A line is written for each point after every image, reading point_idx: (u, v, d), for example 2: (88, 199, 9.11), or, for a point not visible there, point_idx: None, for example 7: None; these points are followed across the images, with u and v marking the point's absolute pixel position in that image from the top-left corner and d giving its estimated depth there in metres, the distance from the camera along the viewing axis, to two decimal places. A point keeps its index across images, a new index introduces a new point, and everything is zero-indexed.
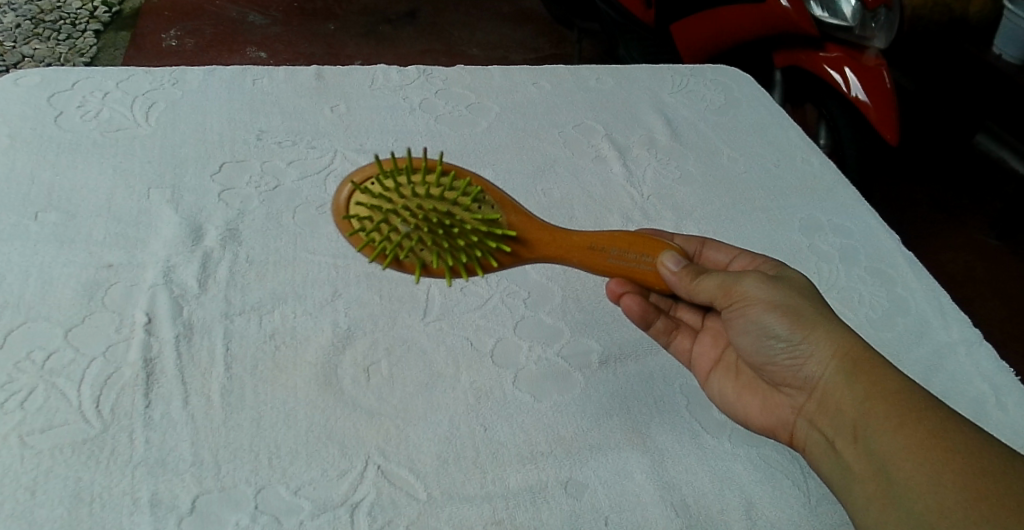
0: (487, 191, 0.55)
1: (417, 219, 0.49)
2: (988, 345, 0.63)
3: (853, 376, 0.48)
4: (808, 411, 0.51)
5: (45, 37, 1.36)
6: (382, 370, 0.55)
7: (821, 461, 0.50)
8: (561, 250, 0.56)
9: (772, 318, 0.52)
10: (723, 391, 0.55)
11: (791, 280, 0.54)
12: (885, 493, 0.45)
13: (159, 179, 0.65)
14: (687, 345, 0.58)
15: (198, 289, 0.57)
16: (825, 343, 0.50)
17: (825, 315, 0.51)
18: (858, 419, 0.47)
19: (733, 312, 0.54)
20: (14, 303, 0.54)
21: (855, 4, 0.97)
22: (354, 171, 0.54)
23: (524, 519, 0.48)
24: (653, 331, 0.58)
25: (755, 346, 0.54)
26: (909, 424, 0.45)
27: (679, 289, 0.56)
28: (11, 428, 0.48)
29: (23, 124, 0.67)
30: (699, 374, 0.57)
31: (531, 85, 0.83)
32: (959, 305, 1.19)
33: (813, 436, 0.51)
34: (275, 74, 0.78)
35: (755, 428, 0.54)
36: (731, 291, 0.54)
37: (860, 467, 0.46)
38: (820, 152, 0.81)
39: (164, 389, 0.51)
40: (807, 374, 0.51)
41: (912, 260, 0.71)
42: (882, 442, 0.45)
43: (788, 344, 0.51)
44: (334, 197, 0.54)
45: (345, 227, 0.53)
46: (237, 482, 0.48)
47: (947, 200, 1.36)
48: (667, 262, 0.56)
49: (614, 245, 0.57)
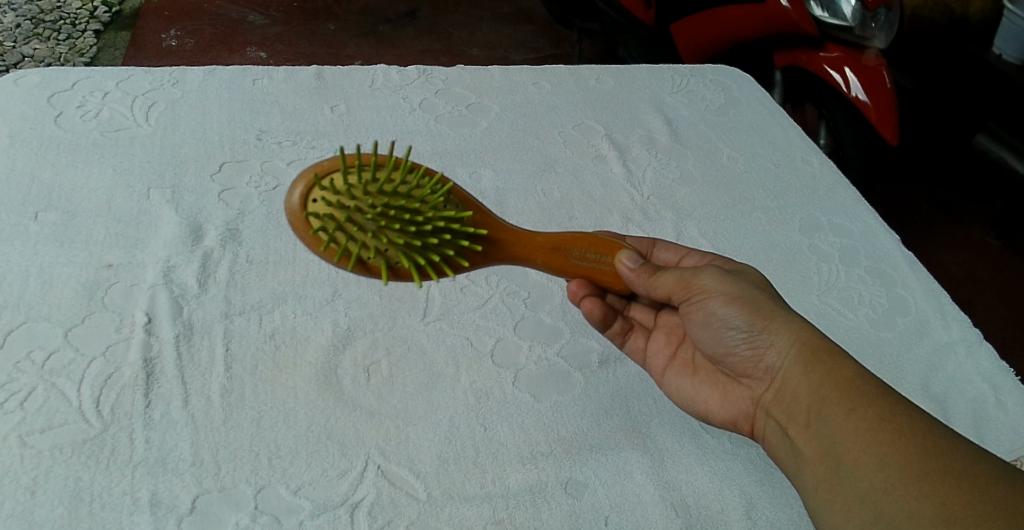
0: (453, 191, 0.54)
1: (384, 216, 0.47)
2: (988, 345, 0.63)
3: (809, 364, 0.48)
4: (766, 402, 0.51)
5: (45, 37, 1.36)
6: (382, 370, 0.55)
7: (779, 450, 0.49)
8: (526, 252, 0.56)
9: (730, 309, 0.52)
10: (683, 386, 0.55)
11: (746, 273, 0.55)
12: (834, 474, 0.44)
13: (160, 179, 0.65)
14: (642, 344, 0.58)
15: (199, 289, 0.57)
16: (785, 334, 0.50)
17: (781, 306, 0.52)
18: (811, 405, 0.47)
19: (692, 305, 0.54)
20: (14, 302, 0.54)
21: (855, 4, 0.97)
22: (309, 167, 0.51)
23: (524, 519, 0.48)
24: (610, 331, 0.58)
25: (714, 338, 0.54)
26: (862, 408, 0.45)
27: (638, 286, 0.56)
28: (11, 428, 0.48)
29: (24, 124, 0.67)
30: (657, 372, 0.57)
31: (532, 85, 0.83)
32: (960, 305, 1.19)
33: (770, 425, 0.50)
34: (275, 74, 0.78)
35: (717, 422, 0.54)
36: (689, 285, 0.54)
37: (811, 451, 0.46)
38: (819, 152, 0.81)
39: (165, 389, 0.51)
40: (768, 365, 0.51)
41: (912, 260, 0.71)
42: (833, 425, 0.45)
43: (748, 335, 0.51)
44: (286, 196, 0.51)
45: (300, 229, 0.50)
46: (237, 482, 0.48)
47: (946, 200, 1.36)
48: (625, 260, 0.56)
49: (575, 245, 0.56)
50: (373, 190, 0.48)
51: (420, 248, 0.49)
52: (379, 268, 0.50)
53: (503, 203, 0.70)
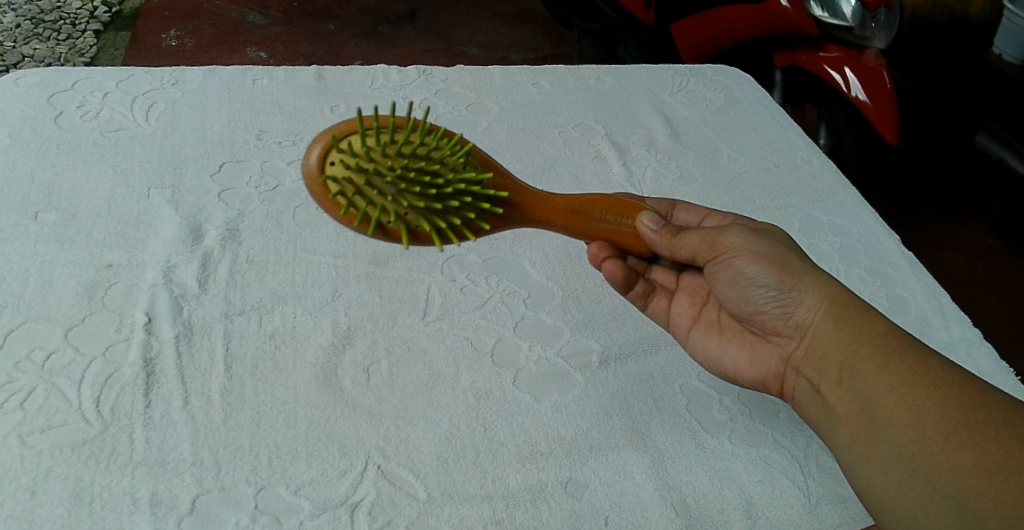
0: (472, 152, 0.53)
1: (403, 179, 0.47)
2: (988, 345, 0.63)
3: (839, 320, 0.50)
4: (795, 359, 0.53)
5: (45, 37, 1.36)
6: (382, 370, 0.55)
7: (808, 406, 0.51)
8: (547, 214, 0.55)
9: (757, 268, 0.53)
10: (709, 346, 0.58)
11: (771, 232, 0.56)
12: (868, 429, 0.46)
13: (159, 179, 0.65)
14: (664, 305, 0.61)
15: (199, 289, 0.57)
16: (813, 291, 0.51)
17: (807, 263, 0.53)
18: (842, 361, 0.49)
19: (718, 264, 0.56)
20: (14, 302, 0.54)
21: (855, 4, 0.98)
22: (326, 131, 0.51)
23: (524, 519, 0.48)
24: (633, 294, 0.60)
25: (741, 297, 0.55)
26: (894, 362, 0.46)
27: (660, 247, 0.57)
28: (11, 428, 0.48)
29: (24, 124, 0.67)
30: (681, 333, 0.59)
31: (532, 85, 0.83)
32: (960, 305, 1.19)
33: (799, 382, 0.52)
34: (275, 74, 0.78)
35: (744, 381, 0.56)
36: (715, 243, 0.55)
37: (843, 407, 0.48)
38: (819, 151, 0.81)
39: (164, 389, 0.51)
40: (797, 322, 0.52)
41: (912, 260, 0.71)
42: (866, 381, 0.47)
43: (775, 293, 0.53)
44: (303, 159, 0.51)
45: (318, 191, 0.50)
46: (237, 482, 0.48)
47: (946, 200, 1.37)
48: (647, 221, 0.56)
49: (596, 208, 0.56)
50: (392, 152, 0.48)
51: (441, 212, 0.49)
52: (399, 233, 0.49)
53: None
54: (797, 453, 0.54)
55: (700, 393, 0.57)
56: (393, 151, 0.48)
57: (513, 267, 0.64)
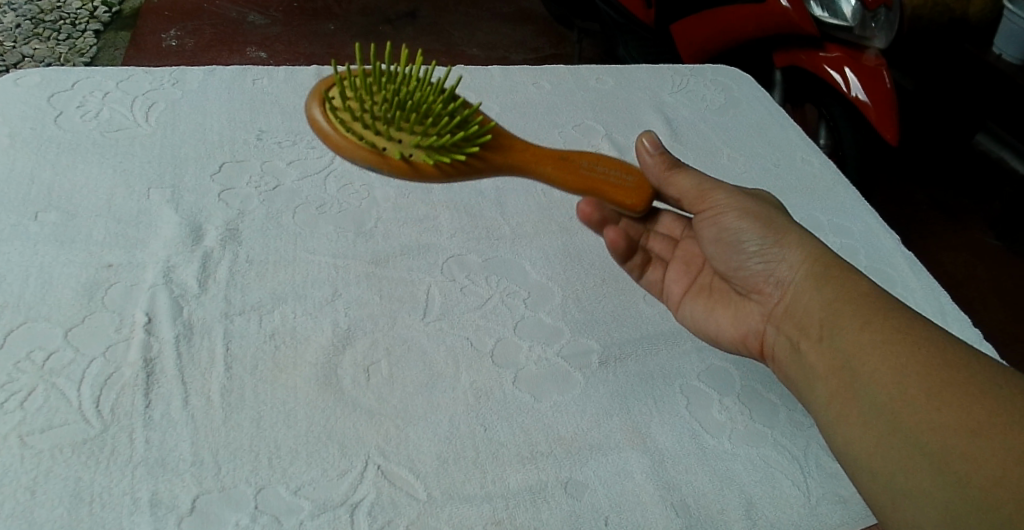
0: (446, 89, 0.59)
1: (394, 101, 0.53)
2: (988, 346, 0.64)
3: (847, 322, 0.51)
4: (776, 317, 0.56)
5: (44, 37, 1.36)
6: (382, 370, 0.55)
7: (789, 367, 0.54)
8: (534, 161, 0.59)
9: (745, 223, 0.58)
10: (698, 311, 0.61)
11: (761, 196, 0.61)
12: (881, 433, 0.47)
13: (159, 179, 0.65)
14: (659, 275, 0.64)
15: (199, 289, 0.57)
16: (796, 248, 0.56)
17: (790, 221, 0.58)
18: (847, 364, 0.50)
19: (704, 217, 0.60)
20: (14, 302, 0.54)
21: (855, 4, 0.98)
22: (313, 90, 0.58)
23: (524, 519, 0.48)
24: (630, 265, 0.63)
25: (730, 253, 0.59)
26: (906, 363, 0.48)
27: (653, 182, 0.61)
28: (11, 428, 0.48)
29: (24, 123, 0.67)
30: (674, 300, 0.62)
31: (531, 85, 0.83)
32: (960, 304, 1.19)
33: (780, 341, 0.56)
34: (275, 74, 0.78)
35: (728, 343, 0.59)
36: (706, 194, 0.60)
37: (850, 411, 0.49)
38: (819, 151, 0.81)
39: (164, 389, 0.51)
40: (778, 280, 0.57)
41: (912, 259, 0.71)
42: (881, 384, 0.48)
43: (762, 248, 0.57)
44: (305, 117, 0.56)
45: (320, 132, 0.56)
46: (237, 482, 0.47)
47: (946, 200, 1.37)
48: (644, 147, 0.61)
49: (583, 158, 0.59)
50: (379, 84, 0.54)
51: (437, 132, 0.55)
52: (401, 161, 0.55)
53: (502, 202, 0.70)
54: (796, 453, 0.54)
55: (700, 393, 0.57)
56: (388, 88, 0.53)
57: (513, 267, 0.64)
